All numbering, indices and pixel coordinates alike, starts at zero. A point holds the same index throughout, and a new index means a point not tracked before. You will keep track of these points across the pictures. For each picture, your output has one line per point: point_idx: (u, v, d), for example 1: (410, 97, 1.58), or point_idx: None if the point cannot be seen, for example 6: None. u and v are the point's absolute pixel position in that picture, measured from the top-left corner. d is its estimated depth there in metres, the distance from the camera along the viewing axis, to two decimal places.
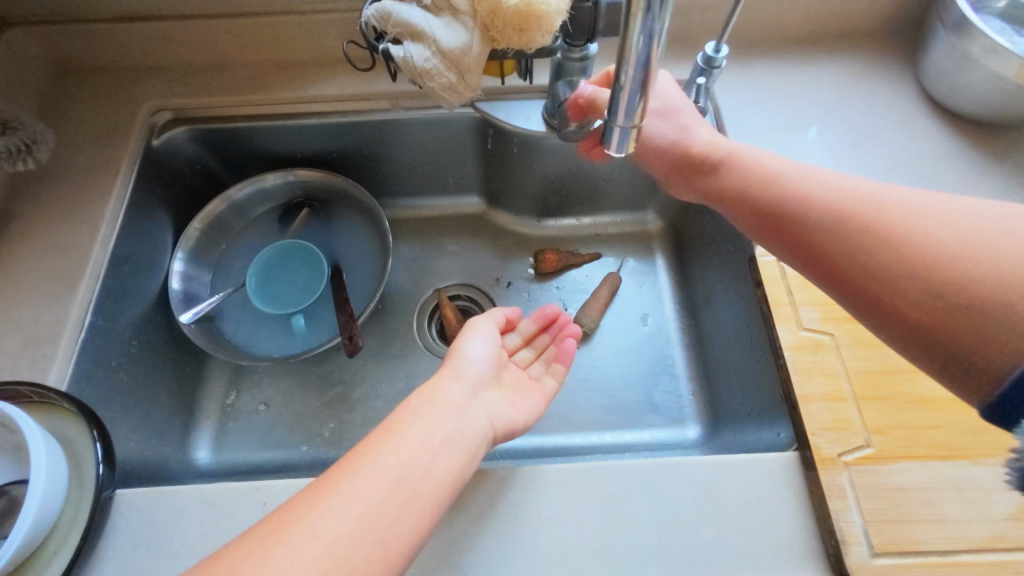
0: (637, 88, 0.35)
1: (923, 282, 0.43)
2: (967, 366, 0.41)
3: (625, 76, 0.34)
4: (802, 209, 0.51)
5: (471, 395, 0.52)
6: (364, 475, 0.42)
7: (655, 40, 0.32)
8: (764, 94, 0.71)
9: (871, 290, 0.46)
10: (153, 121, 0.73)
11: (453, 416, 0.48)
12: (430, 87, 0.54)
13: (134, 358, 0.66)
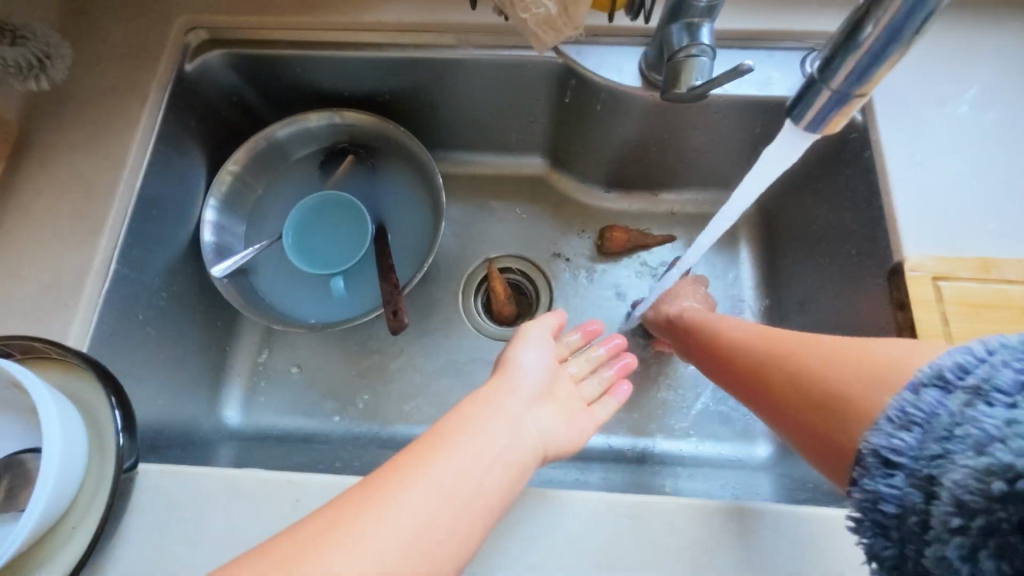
0: (875, 53, 0.32)
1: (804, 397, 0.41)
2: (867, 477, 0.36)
3: (867, 37, 0.31)
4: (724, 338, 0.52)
5: (522, 409, 0.43)
6: (414, 478, 0.35)
7: (926, 3, 0.29)
8: (927, 57, 0.56)
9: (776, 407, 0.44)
10: (186, 41, 0.63)
11: (501, 434, 0.40)
12: (520, 20, 0.43)
13: (162, 312, 0.61)
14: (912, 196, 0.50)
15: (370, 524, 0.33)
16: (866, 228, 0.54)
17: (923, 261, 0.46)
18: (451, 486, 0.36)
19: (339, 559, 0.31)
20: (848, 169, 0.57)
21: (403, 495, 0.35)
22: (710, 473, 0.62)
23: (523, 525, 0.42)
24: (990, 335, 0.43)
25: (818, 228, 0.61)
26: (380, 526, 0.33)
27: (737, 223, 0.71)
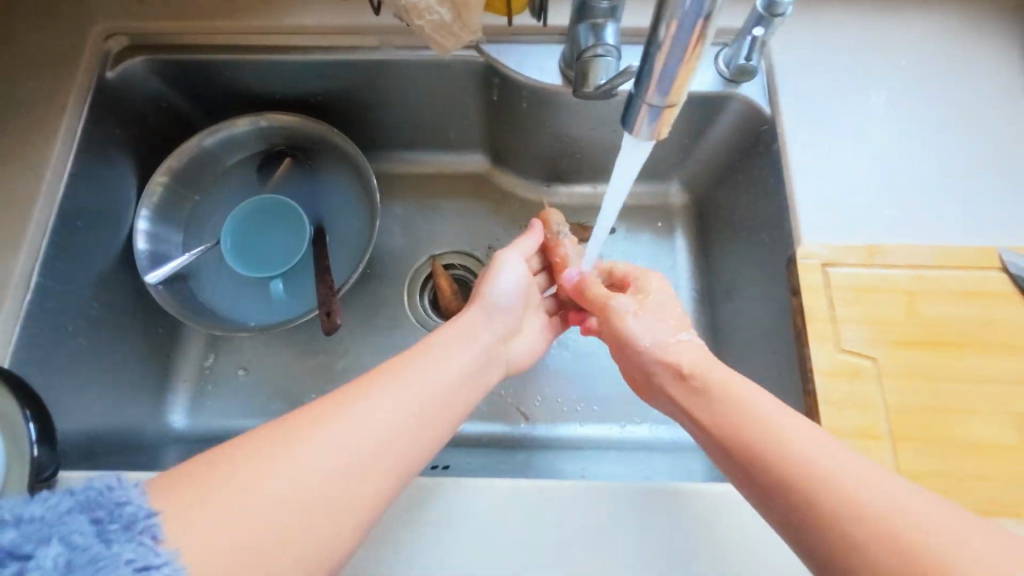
0: (678, 52, 0.26)
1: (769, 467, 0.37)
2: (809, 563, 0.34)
3: (667, 30, 0.26)
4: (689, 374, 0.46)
5: (493, 345, 0.52)
6: (342, 419, 0.38)
7: None
8: (830, 52, 0.59)
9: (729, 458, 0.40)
10: (107, 48, 0.63)
11: (473, 354, 0.49)
12: (418, 26, 0.46)
13: (94, 321, 0.61)
14: (810, 187, 0.53)
15: (293, 462, 0.35)
16: (776, 218, 0.56)
17: (816, 249, 0.49)
18: (356, 459, 0.37)
19: (260, 488, 0.34)
20: (760, 161, 0.59)
21: (330, 435, 0.37)
22: (638, 460, 0.64)
23: (438, 510, 0.45)
24: (874, 318, 0.46)
25: (739, 215, 0.63)
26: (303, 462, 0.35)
27: (671, 214, 0.72)
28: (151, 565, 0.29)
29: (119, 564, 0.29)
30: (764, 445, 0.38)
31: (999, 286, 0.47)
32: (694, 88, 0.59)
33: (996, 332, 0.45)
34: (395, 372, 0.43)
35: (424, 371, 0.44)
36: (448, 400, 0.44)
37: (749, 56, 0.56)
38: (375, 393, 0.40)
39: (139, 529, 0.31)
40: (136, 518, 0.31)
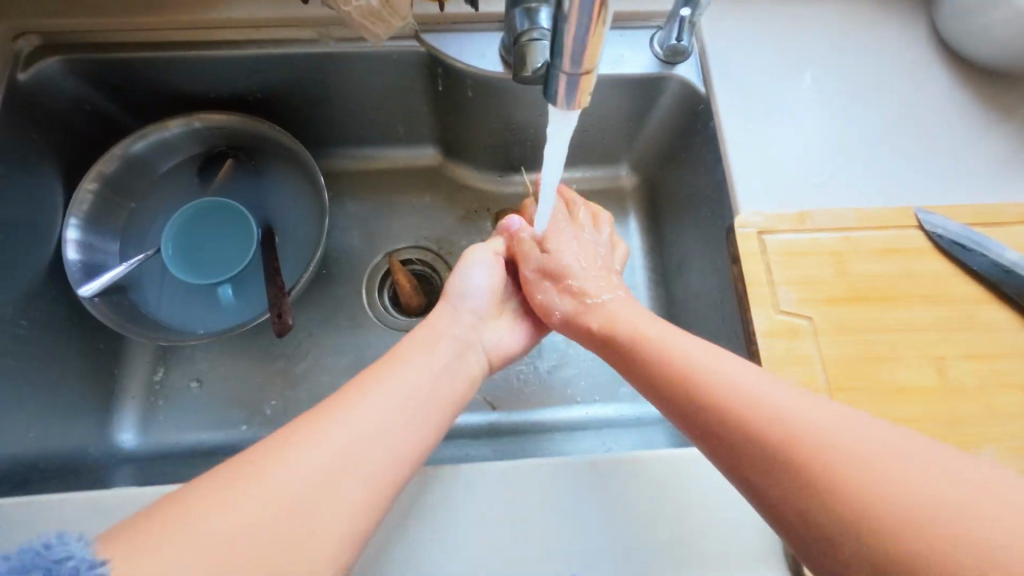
0: (586, 19, 0.26)
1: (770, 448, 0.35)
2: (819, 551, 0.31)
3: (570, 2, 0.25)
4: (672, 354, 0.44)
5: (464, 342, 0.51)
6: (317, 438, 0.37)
7: None
8: (757, 33, 0.61)
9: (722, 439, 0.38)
10: (17, 49, 0.59)
11: (447, 360, 0.47)
12: (346, 12, 0.49)
13: (22, 341, 0.58)
14: (744, 160, 0.55)
15: (268, 482, 0.34)
16: (717, 192, 0.58)
17: (752, 218, 0.51)
18: (339, 458, 0.36)
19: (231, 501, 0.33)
20: (700, 138, 0.61)
21: (302, 450, 0.36)
22: (604, 437, 0.64)
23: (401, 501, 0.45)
24: (807, 279, 0.49)
25: (685, 194, 0.65)
26: (278, 483, 0.34)
27: (622, 196, 0.73)
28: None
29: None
30: (732, 395, 0.38)
31: (917, 243, 0.50)
32: (632, 70, 0.61)
33: (915, 285, 0.49)
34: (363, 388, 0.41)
35: (398, 382, 0.42)
36: (433, 401, 0.43)
37: (680, 36, 0.58)
38: (344, 410, 0.39)
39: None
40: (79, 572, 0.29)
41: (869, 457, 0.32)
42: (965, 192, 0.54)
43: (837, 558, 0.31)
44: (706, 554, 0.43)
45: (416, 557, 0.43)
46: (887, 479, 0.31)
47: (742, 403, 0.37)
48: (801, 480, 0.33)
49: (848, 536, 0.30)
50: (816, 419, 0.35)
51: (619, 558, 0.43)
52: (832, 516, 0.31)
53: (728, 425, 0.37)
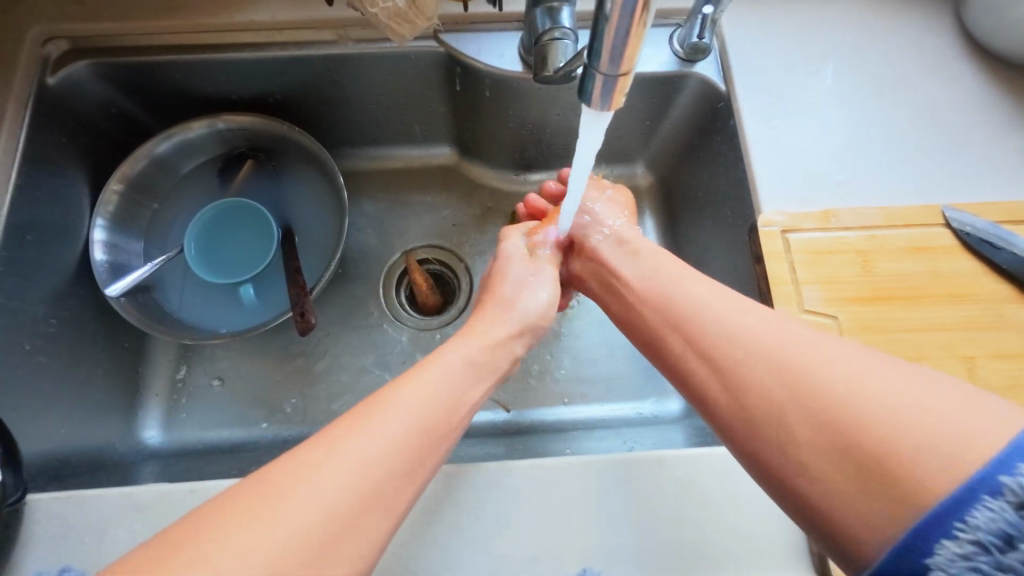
0: (626, 18, 0.26)
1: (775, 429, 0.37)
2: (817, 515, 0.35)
3: (612, 0, 0.25)
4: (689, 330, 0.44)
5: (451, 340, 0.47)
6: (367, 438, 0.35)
7: None
8: (779, 29, 0.61)
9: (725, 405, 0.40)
10: (46, 53, 0.61)
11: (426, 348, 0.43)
12: (373, 14, 0.50)
13: (52, 339, 0.59)
14: (766, 157, 0.55)
15: (325, 475, 0.33)
16: (738, 190, 0.58)
17: (775, 216, 0.51)
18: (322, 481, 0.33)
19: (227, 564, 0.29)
20: (721, 136, 0.61)
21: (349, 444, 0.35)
22: (621, 435, 0.64)
23: (423, 497, 0.45)
24: (832, 278, 0.48)
25: (704, 192, 0.64)
26: (339, 483, 0.33)
27: (640, 194, 0.73)
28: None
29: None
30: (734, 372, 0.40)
31: (944, 241, 0.50)
32: (653, 68, 0.60)
33: (943, 284, 0.48)
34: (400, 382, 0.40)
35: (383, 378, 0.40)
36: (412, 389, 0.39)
37: (701, 34, 0.57)
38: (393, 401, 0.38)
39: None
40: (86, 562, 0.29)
41: (869, 389, 0.34)
42: (993, 190, 0.53)
43: (828, 479, 0.34)
44: (730, 554, 0.43)
45: (440, 552, 0.44)
46: (877, 406, 0.33)
47: (736, 342, 0.40)
48: (794, 412, 0.36)
49: (839, 463, 0.33)
50: (808, 355, 0.37)
51: (643, 555, 0.43)
52: (820, 434, 0.34)
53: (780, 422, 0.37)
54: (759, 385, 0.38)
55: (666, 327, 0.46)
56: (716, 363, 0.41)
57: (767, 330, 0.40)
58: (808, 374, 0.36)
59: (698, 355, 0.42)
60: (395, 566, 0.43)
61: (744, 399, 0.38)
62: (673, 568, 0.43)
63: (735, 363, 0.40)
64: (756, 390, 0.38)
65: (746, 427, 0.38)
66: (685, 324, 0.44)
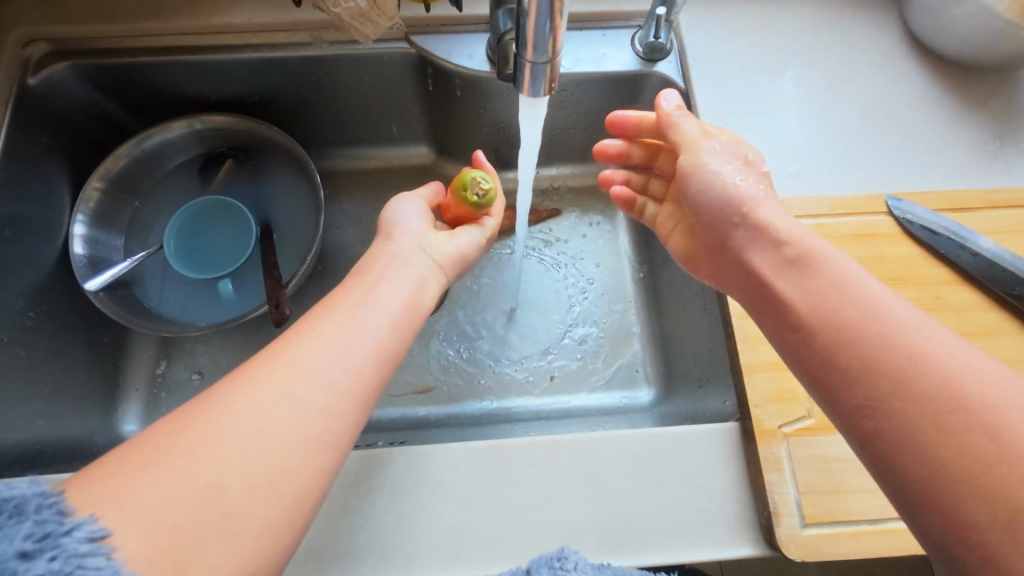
0: (545, 12, 0.30)
1: (894, 383, 0.35)
2: (885, 450, 0.34)
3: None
4: (835, 285, 0.40)
5: (415, 288, 0.47)
6: (260, 392, 0.35)
7: None
8: (734, 30, 0.64)
9: (845, 350, 0.37)
10: (26, 54, 0.63)
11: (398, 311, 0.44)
12: (336, 14, 0.53)
13: (30, 332, 0.60)
14: None
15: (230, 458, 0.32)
16: None
17: None
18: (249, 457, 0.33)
19: None
20: None
21: (243, 419, 0.33)
22: (589, 422, 0.66)
23: (389, 478, 0.47)
24: None
25: None
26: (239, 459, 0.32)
27: None
28: (56, 534, 0.27)
29: (13, 539, 0.27)
30: (874, 322, 0.37)
31: (886, 229, 0.52)
32: (615, 67, 0.63)
33: (885, 269, 0.51)
34: (297, 349, 0.38)
35: (337, 331, 0.40)
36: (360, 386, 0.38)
37: (657, 34, 0.60)
38: (334, 376, 0.37)
39: (35, 509, 0.28)
40: (29, 501, 0.28)
41: (1007, 399, 0.32)
42: (935, 181, 0.56)
43: (940, 474, 0.32)
44: (681, 529, 0.45)
45: (406, 529, 0.45)
46: (1005, 414, 0.31)
47: (875, 317, 0.37)
48: (911, 388, 0.34)
49: (943, 459, 0.32)
50: (918, 326, 0.36)
51: (601, 531, 0.45)
52: (955, 429, 0.32)
53: (903, 370, 0.35)
54: (896, 363, 0.35)
55: (795, 284, 0.43)
56: (845, 332, 0.38)
57: (886, 294, 0.39)
58: (960, 375, 0.33)
59: (829, 315, 0.39)
60: (359, 543, 0.45)
61: (854, 357, 0.37)
62: (627, 540, 0.45)
63: (853, 314, 0.38)
64: (891, 373, 0.35)
65: (846, 357, 0.37)
66: (821, 284, 0.41)
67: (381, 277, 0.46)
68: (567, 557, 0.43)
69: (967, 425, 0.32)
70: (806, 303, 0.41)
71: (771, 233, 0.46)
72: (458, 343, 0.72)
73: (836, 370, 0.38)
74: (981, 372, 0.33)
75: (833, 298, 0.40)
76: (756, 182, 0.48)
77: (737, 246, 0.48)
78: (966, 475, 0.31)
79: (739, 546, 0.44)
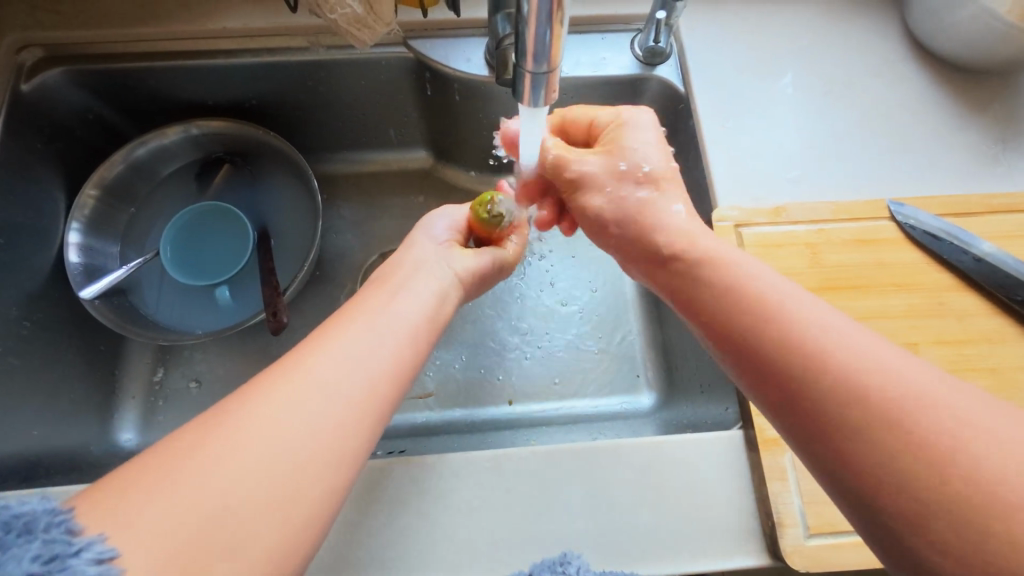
0: (545, 21, 0.30)
1: (824, 398, 0.31)
2: (834, 472, 0.31)
3: (529, 8, 0.29)
4: (742, 293, 0.37)
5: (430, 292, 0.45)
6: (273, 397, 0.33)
7: None
8: (734, 33, 0.63)
9: (768, 367, 0.34)
10: (20, 60, 0.62)
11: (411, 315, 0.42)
12: (333, 19, 0.52)
13: (25, 341, 0.60)
14: (723, 157, 0.57)
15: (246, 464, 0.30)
16: (696, 190, 0.60)
17: (729, 212, 0.53)
18: (263, 463, 0.31)
19: None
20: (682, 136, 0.63)
21: (258, 425, 0.32)
22: (591, 429, 0.65)
23: (390, 489, 0.46)
24: (782, 269, 0.50)
25: None
26: (255, 465, 0.31)
27: None
28: (65, 555, 0.26)
29: (23, 562, 0.25)
30: (789, 333, 0.34)
31: (890, 234, 0.52)
32: (614, 71, 0.62)
33: (888, 275, 0.50)
34: (310, 354, 0.36)
35: (352, 334, 0.38)
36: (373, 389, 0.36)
37: (657, 38, 0.60)
38: (349, 378, 0.36)
39: (44, 527, 0.27)
40: (38, 517, 0.27)
41: (933, 398, 0.29)
42: (938, 185, 0.55)
43: (888, 492, 0.28)
44: (685, 539, 0.44)
45: (407, 542, 0.45)
46: (938, 415, 0.28)
47: (788, 323, 0.34)
48: (838, 401, 0.31)
49: (919, 492, 0.27)
50: (835, 329, 0.33)
51: (604, 542, 0.45)
52: (891, 440, 0.28)
53: (828, 383, 0.31)
54: (821, 375, 0.32)
55: (707, 295, 0.39)
56: (766, 346, 0.35)
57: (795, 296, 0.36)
58: (885, 379, 0.30)
59: (744, 327, 0.36)
60: (359, 556, 0.44)
61: (781, 372, 0.33)
62: (630, 551, 0.44)
63: (770, 326, 0.35)
64: (818, 389, 0.31)
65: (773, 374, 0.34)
66: (733, 293, 0.38)
67: (392, 284, 0.45)
68: (570, 562, 0.43)
69: (905, 435, 0.28)
70: (718, 318, 0.38)
71: (662, 252, 0.44)
72: (457, 350, 0.71)
73: (766, 390, 0.34)
74: (902, 368, 0.31)
75: (744, 308, 0.36)
76: (637, 194, 0.47)
77: (637, 264, 0.47)
78: (921, 494, 0.27)
79: (744, 556, 0.44)
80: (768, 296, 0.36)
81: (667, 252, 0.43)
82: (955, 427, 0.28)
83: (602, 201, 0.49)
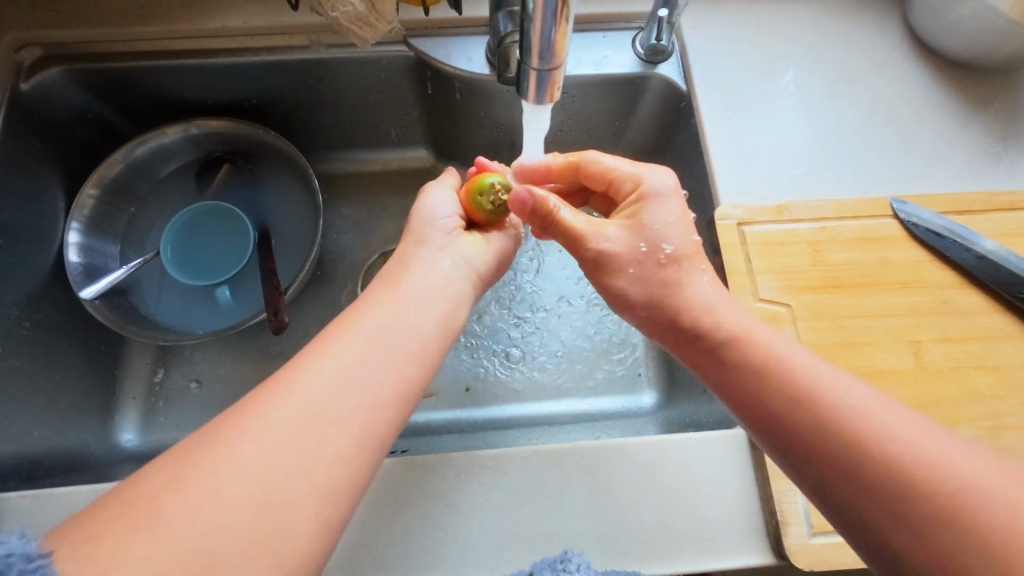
0: (550, 18, 0.29)
1: (855, 470, 0.35)
2: (867, 537, 0.34)
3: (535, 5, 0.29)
4: (766, 366, 0.40)
5: (432, 288, 0.45)
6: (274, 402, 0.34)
7: None
8: (736, 32, 0.63)
9: (798, 439, 0.37)
10: (19, 59, 0.62)
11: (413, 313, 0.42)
12: (335, 17, 0.52)
13: (25, 342, 0.59)
14: (725, 155, 0.57)
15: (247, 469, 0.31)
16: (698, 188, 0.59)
17: (731, 210, 0.53)
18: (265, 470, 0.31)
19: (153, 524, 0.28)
20: (684, 134, 0.62)
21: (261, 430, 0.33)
22: (593, 428, 0.65)
23: (393, 489, 0.46)
24: (786, 267, 0.50)
25: None
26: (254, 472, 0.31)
27: None
28: None
29: None
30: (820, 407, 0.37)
31: (892, 232, 0.52)
32: (615, 69, 0.62)
33: (891, 273, 0.50)
34: (312, 359, 0.37)
35: (351, 336, 0.38)
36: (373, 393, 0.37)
37: (659, 36, 0.60)
38: (349, 381, 0.36)
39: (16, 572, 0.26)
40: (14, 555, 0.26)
41: (950, 464, 0.33)
42: (940, 183, 0.55)
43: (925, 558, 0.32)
44: (689, 538, 0.44)
45: (410, 542, 0.44)
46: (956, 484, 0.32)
47: (815, 399, 0.37)
48: (871, 471, 0.34)
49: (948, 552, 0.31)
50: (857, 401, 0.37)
51: (608, 541, 0.44)
52: (919, 510, 0.32)
53: (857, 456, 0.35)
54: (849, 450, 0.35)
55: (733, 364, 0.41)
56: (799, 421, 0.37)
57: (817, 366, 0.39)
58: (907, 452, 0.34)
59: (773, 402, 0.38)
60: (362, 557, 0.44)
61: (812, 448, 0.36)
62: (634, 550, 0.44)
63: (800, 400, 0.38)
64: (847, 460, 0.35)
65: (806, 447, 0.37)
66: (760, 365, 0.40)
67: (394, 283, 0.44)
68: (571, 559, 0.42)
69: (930, 503, 0.32)
70: (746, 390, 0.40)
71: (684, 329, 0.44)
72: (458, 350, 0.71)
73: (798, 460, 0.37)
74: (920, 437, 0.35)
75: (770, 381, 0.39)
76: (662, 275, 0.45)
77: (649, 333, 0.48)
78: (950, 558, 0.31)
79: (748, 555, 0.44)
80: (793, 367, 0.39)
81: (691, 329, 0.44)
82: (971, 493, 0.32)
83: (627, 282, 0.46)
